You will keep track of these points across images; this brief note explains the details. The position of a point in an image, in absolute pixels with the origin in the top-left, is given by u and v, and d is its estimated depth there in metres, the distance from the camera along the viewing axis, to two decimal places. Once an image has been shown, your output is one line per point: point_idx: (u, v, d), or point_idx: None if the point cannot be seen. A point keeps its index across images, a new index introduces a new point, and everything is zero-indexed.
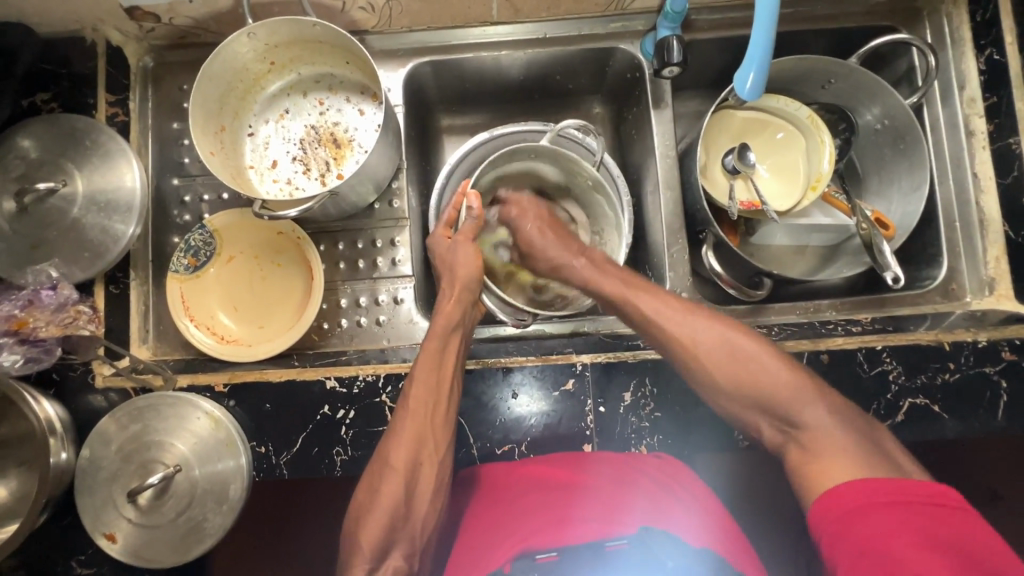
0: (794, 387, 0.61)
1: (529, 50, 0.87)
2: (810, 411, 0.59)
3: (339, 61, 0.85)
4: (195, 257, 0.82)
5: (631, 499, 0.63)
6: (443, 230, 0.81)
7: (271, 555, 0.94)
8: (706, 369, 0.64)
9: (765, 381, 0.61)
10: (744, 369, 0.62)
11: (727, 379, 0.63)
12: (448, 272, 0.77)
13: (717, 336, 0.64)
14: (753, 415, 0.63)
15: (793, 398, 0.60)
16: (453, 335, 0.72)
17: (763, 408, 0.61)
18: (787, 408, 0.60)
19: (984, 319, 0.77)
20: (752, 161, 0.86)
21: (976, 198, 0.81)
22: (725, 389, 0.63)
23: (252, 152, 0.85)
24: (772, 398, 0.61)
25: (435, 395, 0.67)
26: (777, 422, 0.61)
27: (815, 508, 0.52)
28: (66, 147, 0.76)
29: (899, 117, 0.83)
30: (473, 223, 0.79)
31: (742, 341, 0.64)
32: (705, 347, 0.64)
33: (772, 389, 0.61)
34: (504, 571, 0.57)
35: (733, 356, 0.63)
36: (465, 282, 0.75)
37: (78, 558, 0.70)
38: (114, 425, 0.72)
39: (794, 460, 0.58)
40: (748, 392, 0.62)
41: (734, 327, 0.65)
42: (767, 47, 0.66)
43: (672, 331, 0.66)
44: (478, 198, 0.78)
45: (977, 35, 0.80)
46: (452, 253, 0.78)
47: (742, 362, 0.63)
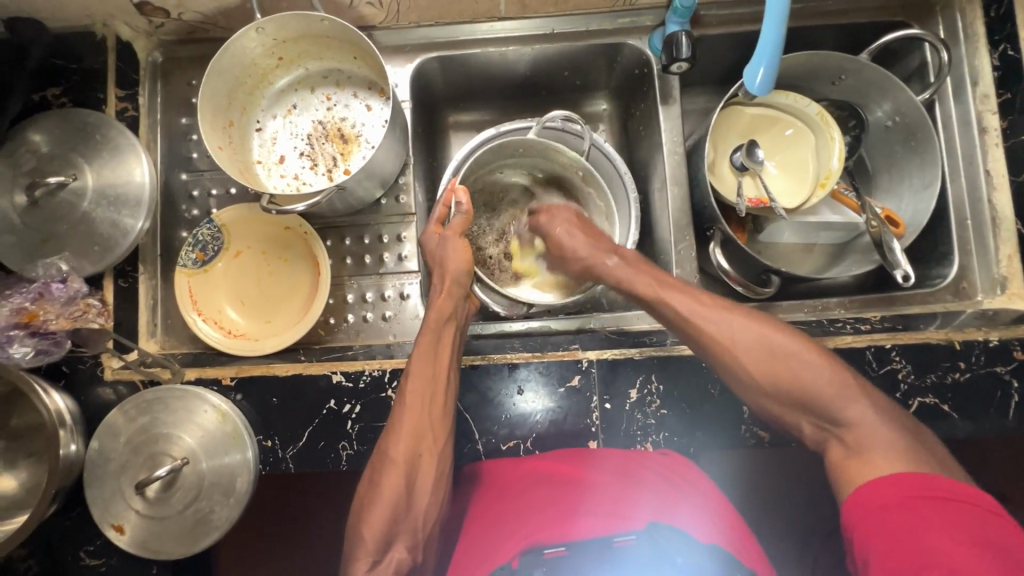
0: (837, 383, 0.59)
1: (537, 45, 0.87)
2: (855, 408, 0.58)
3: (347, 57, 0.85)
4: (203, 251, 0.82)
5: (635, 495, 0.63)
6: (433, 227, 0.80)
7: (277, 549, 0.95)
8: (744, 367, 0.62)
9: (806, 380, 0.60)
10: (782, 367, 0.61)
11: (766, 378, 0.61)
12: (438, 268, 0.76)
13: (754, 333, 0.63)
14: (795, 415, 0.61)
15: (835, 395, 0.59)
16: (446, 326, 0.72)
17: (804, 407, 0.60)
18: (830, 405, 0.58)
19: (995, 319, 0.76)
20: (760, 158, 0.86)
21: (989, 196, 0.80)
22: (764, 387, 0.62)
23: (260, 147, 0.85)
24: (813, 395, 0.59)
25: (432, 387, 0.67)
26: (817, 419, 0.60)
27: (853, 498, 0.52)
28: (76, 142, 0.76)
29: (910, 113, 0.83)
30: (464, 218, 0.79)
31: (779, 338, 0.62)
32: (740, 343, 0.63)
33: (812, 385, 0.59)
34: (512, 566, 0.58)
35: (770, 353, 0.61)
36: (456, 276, 0.75)
37: (86, 549, 0.71)
38: (123, 418, 0.72)
39: (837, 458, 0.57)
40: (789, 390, 0.60)
41: (770, 324, 0.63)
42: (777, 42, 0.66)
43: (706, 328, 0.64)
44: (465, 192, 0.78)
45: (991, 31, 0.79)
46: (441, 247, 0.77)
47: (779, 359, 0.61)
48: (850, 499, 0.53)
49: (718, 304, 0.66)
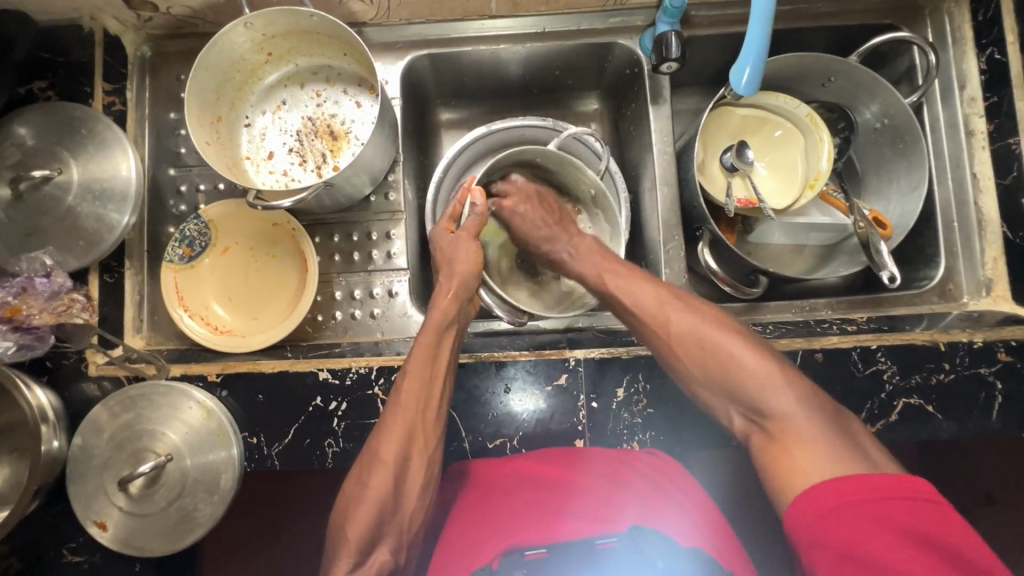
0: (764, 372, 0.58)
1: (528, 44, 0.87)
2: (778, 398, 0.56)
3: (336, 53, 0.84)
4: (190, 247, 0.82)
5: (621, 498, 0.63)
6: (445, 223, 0.79)
7: (263, 547, 0.94)
8: (676, 355, 0.64)
9: (733, 368, 0.59)
10: (711, 356, 0.61)
11: (695, 366, 0.62)
12: (446, 267, 0.76)
13: (684, 325, 0.64)
14: (726, 407, 0.60)
15: (759, 384, 0.57)
16: (448, 330, 0.71)
17: (732, 397, 0.59)
18: (753, 393, 0.57)
19: (980, 320, 0.77)
20: (751, 158, 0.86)
21: (975, 199, 0.81)
22: (695, 378, 0.62)
23: (248, 143, 0.85)
24: (739, 384, 0.58)
25: (428, 386, 0.67)
26: (744, 409, 0.58)
27: (830, 485, 0.48)
28: (62, 135, 0.76)
29: (898, 115, 0.83)
30: (477, 218, 0.78)
31: (710, 330, 0.62)
32: (671, 332, 0.64)
33: (737, 373, 0.59)
34: (492, 567, 0.57)
35: (698, 342, 0.62)
36: (465, 277, 0.75)
37: (68, 546, 0.70)
38: (106, 414, 0.72)
39: (759, 448, 0.56)
40: (718, 379, 0.60)
41: (703, 317, 0.64)
42: (763, 41, 0.66)
43: (646, 318, 0.66)
44: (482, 194, 0.78)
45: (978, 35, 0.80)
46: (452, 246, 0.77)
47: (705, 347, 0.62)
48: (817, 489, 0.49)
49: (653, 291, 0.68)
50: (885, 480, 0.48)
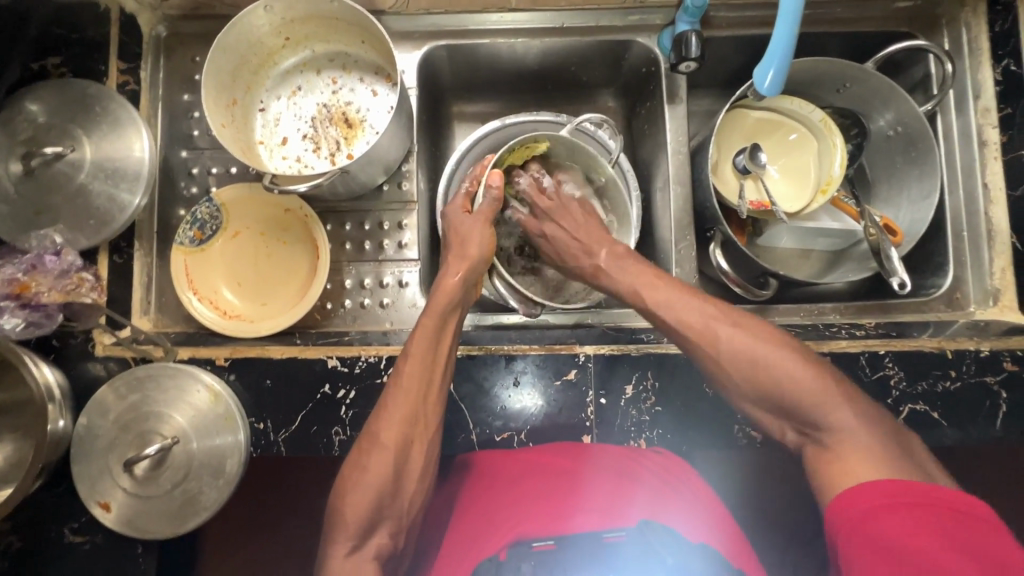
0: (821, 392, 0.57)
1: (546, 38, 0.86)
2: (840, 415, 0.55)
3: (354, 40, 0.84)
4: (201, 230, 0.81)
5: (629, 493, 0.64)
6: (462, 201, 0.79)
7: (263, 532, 0.94)
8: (728, 373, 0.61)
9: (790, 389, 0.58)
10: (767, 375, 0.59)
11: (748, 384, 0.60)
12: (458, 245, 0.75)
13: (734, 339, 0.61)
14: (779, 424, 0.60)
15: (820, 403, 0.56)
16: (452, 314, 0.70)
17: (788, 414, 0.58)
18: (812, 414, 0.57)
19: (986, 330, 0.77)
20: (764, 162, 0.87)
21: (985, 209, 0.81)
22: (748, 393, 0.60)
23: (262, 128, 0.84)
24: (797, 405, 0.57)
25: (430, 371, 0.66)
26: (802, 429, 0.58)
27: (885, 480, 0.50)
28: (75, 112, 0.75)
29: (912, 123, 0.84)
30: (493, 203, 0.78)
31: (761, 347, 0.60)
32: (720, 344, 0.61)
33: (796, 393, 0.57)
34: (500, 557, 0.59)
35: (752, 359, 0.60)
36: (475, 262, 0.74)
37: (70, 526, 0.70)
38: (112, 394, 0.71)
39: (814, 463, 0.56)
40: (773, 398, 0.59)
41: (753, 333, 0.61)
42: (790, 42, 0.66)
43: (696, 329, 0.63)
44: (501, 178, 0.78)
45: (995, 46, 0.80)
46: (464, 226, 0.76)
47: (758, 361, 0.59)
48: (876, 483, 0.50)
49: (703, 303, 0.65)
50: (888, 482, 0.50)
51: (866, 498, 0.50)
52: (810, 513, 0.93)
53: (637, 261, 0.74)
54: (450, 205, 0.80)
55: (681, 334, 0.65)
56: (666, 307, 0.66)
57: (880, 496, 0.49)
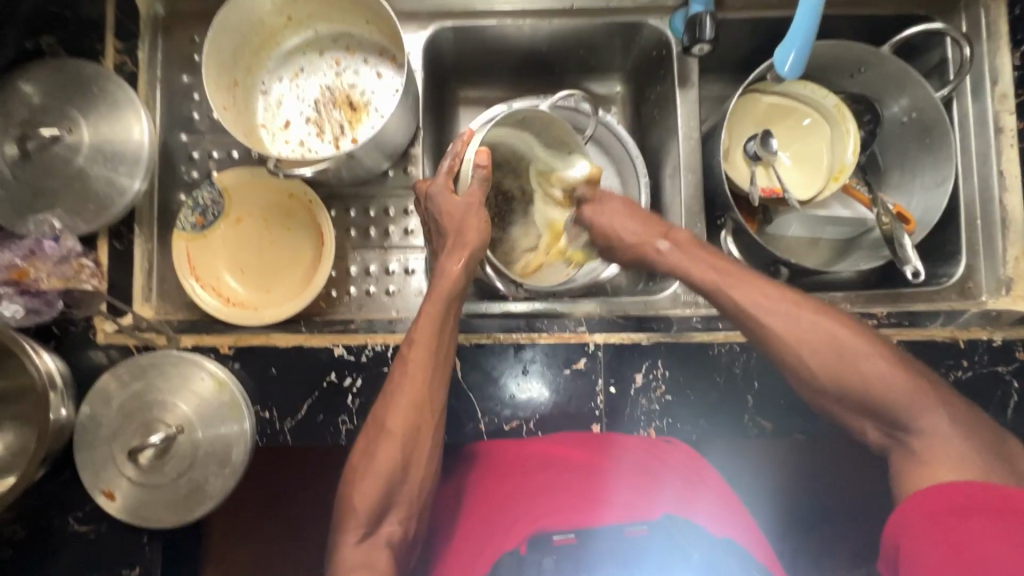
0: (911, 393, 0.57)
1: (555, 19, 0.85)
2: (930, 417, 0.56)
3: (358, 21, 0.82)
4: (202, 215, 0.80)
5: (656, 488, 0.64)
6: (445, 180, 0.71)
7: (267, 520, 0.94)
8: (814, 372, 0.60)
9: (878, 388, 0.57)
10: (853, 373, 0.58)
11: (834, 383, 0.59)
12: (454, 233, 0.70)
13: (820, 333, 0.60)
14: (860, 420, 0.60)
15: (910, 404, 0.56)
16: (454, 305, 0.68)
17: (871, 412, 0.58)
18: (903, 415, 0.57)
19: (997, 319, 0.76)
20: (774, 148, 0.84)
21: (1000, 197, 0.80)
22: (837, 395, 0.59)
23: (264, 110, 0.82)
24: (883, 404, 0.57)
25: (433, 357, 0.64)
26: (886, 428, 0.58)
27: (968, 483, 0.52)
28: (72, 93, 0.73)
29: (927, 110, 0.82)
30: (483, 182, 0.70)
31: (849, 340, 0.59)
32: (808, 341, 0.60)
33: (887, 393, 0.57)
34: (521, 553, 0.62)
35: (841, 359, 0.58)
36: (474, 248, 0.69)
37: (75, 514, 0.69)
38: (115, 383, 0.70)
39: (901, 466, 0.57)
40: (858, 395, 0.58)
41: (840, 325, 0.60)
42: (812, 23, 0.65)
43: (783, 327, 0.60)
44: (488, 157, 0.69)
45: (1014, 30, 0.79)
46: (460, 211, 0.70)
47: (845, 357, 0.58)
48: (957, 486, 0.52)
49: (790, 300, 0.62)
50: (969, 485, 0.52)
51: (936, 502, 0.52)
52: (818, 502, 0.93)
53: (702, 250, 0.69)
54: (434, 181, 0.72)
55: (760, 327, 0.62)
56: (751, 309, 0.62)
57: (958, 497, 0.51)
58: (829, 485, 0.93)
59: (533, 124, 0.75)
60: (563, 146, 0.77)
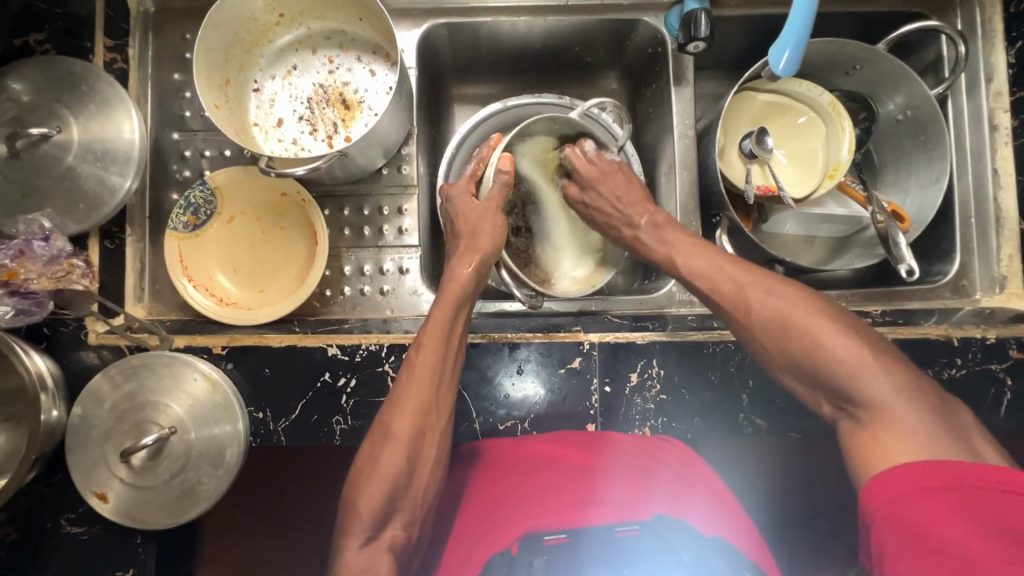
0: (855, 362, 0.53)
1: (549, 16, 0.84)
2: (875, 385, 0.52)
3: (351, 17, 0.81)
4: (195, 215, 0.79)
5: (648, 489, 0.62)
6: (465, 183, 0.76)
7: (261, 520, 0.94)
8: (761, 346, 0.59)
9: (824, 356, 0.55)
10: (799, 343, 0.56)
11: (784, 356, 0.58)
12: (469, 234, 0.73)
13: (769, 303, 0.59)
14: (815, 395, 0.57)
15: (853, 372, 0.53)
16: (462, 309, 0.68)
17: (822, 386, 0.55)
18: (846, 384, 0.53)
19: (991, 318, 0.76)
20: (770, 147, 0.84)
21: (995, 195, 0.80)
22: (788, 368, 0.58)
23: (257, 109, 0.82)
24: (829, 373, 0.54)
25: (443, 361, 0.65)
26: (838, 401, 0.55)
27: (930, 463, 0.46)
28: (61, 91, 0.72)
29: (922, 108, 0.82)
30: (502, 188, 0.75)
31: (801, 313, 0.57)
32: (756, 314, 0.60)
33: (833, 362, 0.54)
34: (512, 552, 0.57)
35: (787, 331, 0.57)
36: (487, 254, 0.71)
37: (67, 516, 0.69)
38: (107, 384, 0.70)
39: (850, 442, 0.53)
40: (812, 369, 0.56)
41: (793, 299, 0.58)
42: (806, 21, 0.65)
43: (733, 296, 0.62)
44: (511, 163, 0.74)
45: (1009, 28, 0.78)
46: (475, 217, 0.73)
47: (790, 326, 0.57)
48: (918, 467, 0.47)
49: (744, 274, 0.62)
50: (932, 465, 0.46)
51: (909, 480, 0.47)
52: (811, 500, 0.93)
53: (677, 230, 0.72)
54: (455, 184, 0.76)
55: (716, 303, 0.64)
56: (713, 284, 0.64)
57: (921, 480, 0.46)
58: (823, 483, 0.93)
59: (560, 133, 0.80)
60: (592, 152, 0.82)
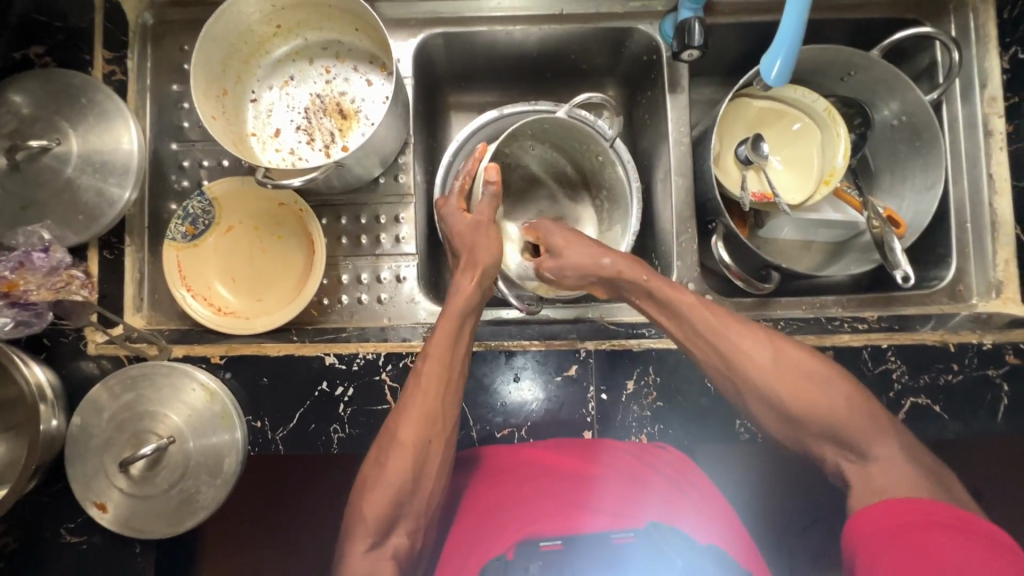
0: (869, 419, 0.57)
1: (545, 25, 0.85)
2: (883, 446, 0.56)
3: (347, 28, 0.82)
4: (193, 225, 0.79)
5: (642, 498, 0.62)
6: (457, 200, 0.76)
7: (259, 528, 0.94)
8: (777, 395, 0.59)
9: (832, 411, 0.57)
10: (814, 396, 0.58)
11: (798, 408, 0.58)
12: (467, 253, 0.73)
13: (783, 360, 0.60)
14: (820, 444, 0.58)
15: (865, 431, 0.56)
16: (469, 319, 0.69)
17: (834, 439, 0.57)
18: (858, 440, 0.56)
19: (988, 323, 0.77)
20: (765, 152, 0.84)
21: (990, 200, 0.80)
22: (797, 420, 0.59)
23: (254, 119, 0.82)
24: (839, 426, 0.57)
25: (448, 372, 0.65)
26: (845, 453, 0.57)
27: (919, 500, 0.50)
28: (61, 103, 0.73)
29: (917, 113, 0.82)
30: (493, 200, 0.75)
31: (812, 368, 0.60)
32: (771, 366, 0.60)
33: (844, 418, 0.57)
34: (507, 557, 0.57)
35: (802, 384, 0.59)
36: (488, 267, 0.71)
37: (67, 526, 0.69)
38: (106, 394, 0.70)
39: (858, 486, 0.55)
40: (823, 421, 0.57)
41: (802, 355, 0.60)
42: (797, 30, 0.65)
43: (741, 349, 0.61)
44: (497, 173, 0.74)
45: (1003, 33, 0.79)
46: (474, 234, 0.73)
47: (805, 381, 0.59)
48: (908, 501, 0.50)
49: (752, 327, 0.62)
50: (922, 502, 0.50)
51: (910, 509, 0.49)
52: (808, 506, 0.94)
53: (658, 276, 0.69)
54: (447, 202, 0.77)
55: (722, 352, 0.62)
56: (718, 330, 0.63)
57: (911, 511, 0.49)
58: (820, 488, 0.93)
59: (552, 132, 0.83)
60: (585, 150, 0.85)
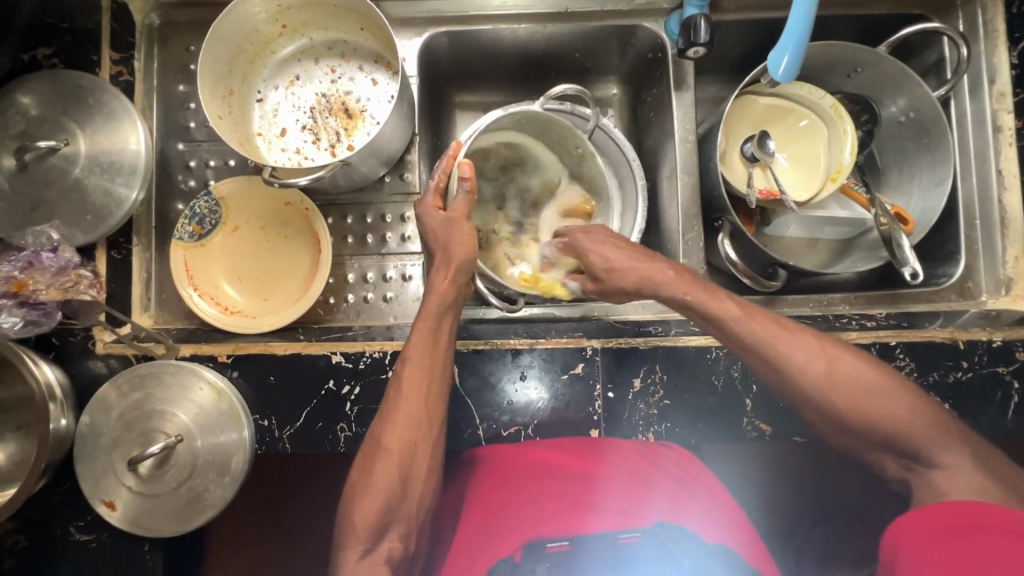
0: (931, 427, 0.56)
1: (550, 24, 0.85)
2: (946, 451, 0.55)
3: (352, 27, 0.82)
4: (200, 225, 0.80)
5: (647, 495, 0.63)
6: (433, 199, 0.70)
7: (264, 527, 0.95)
8: (837, 407, 0.58)
9: (893, 421, 0.57)
10: (875, 407, 0.57)
11: (856, 418, 0.58)
12: (441, 251, 0.68)
13: (839, 370, 0.59)
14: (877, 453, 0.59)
15: (927, 441, 0.56)
16: (446, 315, 0.67)
17: (889, 446, 0.57)
18: (921, 449, 0.56)
19: (998, 320, 0.75)
20: (772, 150, 0.84)
21: (999, 197, 0.80)
22: (857, 430, 0.58)
23: (260, 119, 0.82)
24: (898, 436, 0.56)
25: (430, 375, 0.64)
26: (906, 460, 0.57)
27: (959, 502, 0.51)
28: (69, 104, 0.73)
29: (925, 109, 0.82)
30: (469, 197, 0.70)
31: (869, 378, 0.58)
32: (830, 378, 0.58)
33: (905, 427, 0.56)
34: (514, 560, 0.59)
35: (860, 396, 0.58)
36: (462, 263, 0.68)
37: (76, 524, 0.70)
38: (115, 393, 0.71)
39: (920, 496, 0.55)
40: (882, 432, 0.57)
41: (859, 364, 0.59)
42: (804, 26, 0.65)
43: (799, 360, 0.59)
44: (472, 168, 0.69)
45: (1011, 28, 0.78)
46: (446, 229, 0.68)
47: (862, 393, 0.58)
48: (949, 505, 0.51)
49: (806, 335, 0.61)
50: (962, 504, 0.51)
51: (953, 515, 0.50)
52: (815, 504, 0.93)
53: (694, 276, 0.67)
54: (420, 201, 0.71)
55: (777, 363, 0.60)
56: (771, 340, 0.60)
57: (953, 516, 0.50)
58: (826, 486, 0.93)
59: (533, 127, 0.85)
60: (568, 145, 0.84)
